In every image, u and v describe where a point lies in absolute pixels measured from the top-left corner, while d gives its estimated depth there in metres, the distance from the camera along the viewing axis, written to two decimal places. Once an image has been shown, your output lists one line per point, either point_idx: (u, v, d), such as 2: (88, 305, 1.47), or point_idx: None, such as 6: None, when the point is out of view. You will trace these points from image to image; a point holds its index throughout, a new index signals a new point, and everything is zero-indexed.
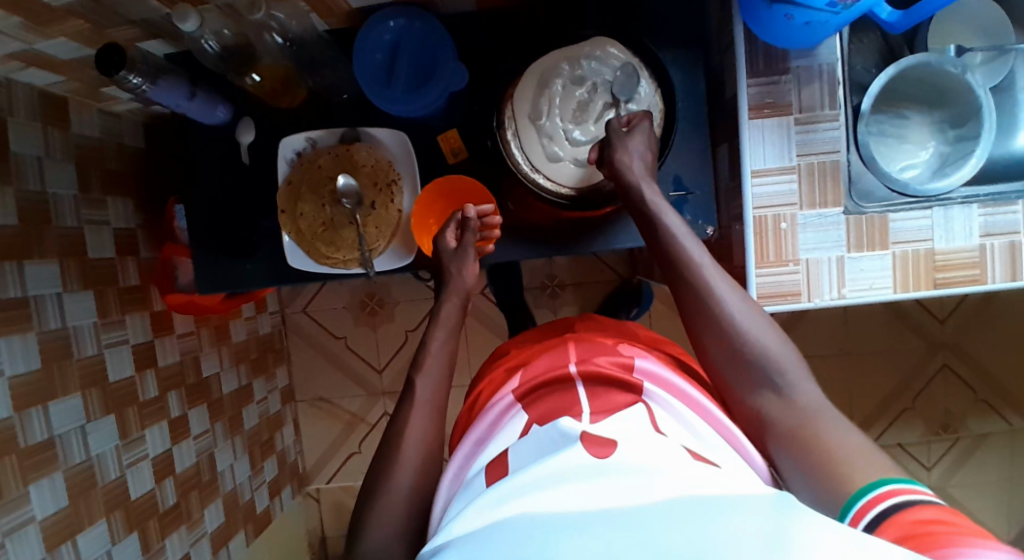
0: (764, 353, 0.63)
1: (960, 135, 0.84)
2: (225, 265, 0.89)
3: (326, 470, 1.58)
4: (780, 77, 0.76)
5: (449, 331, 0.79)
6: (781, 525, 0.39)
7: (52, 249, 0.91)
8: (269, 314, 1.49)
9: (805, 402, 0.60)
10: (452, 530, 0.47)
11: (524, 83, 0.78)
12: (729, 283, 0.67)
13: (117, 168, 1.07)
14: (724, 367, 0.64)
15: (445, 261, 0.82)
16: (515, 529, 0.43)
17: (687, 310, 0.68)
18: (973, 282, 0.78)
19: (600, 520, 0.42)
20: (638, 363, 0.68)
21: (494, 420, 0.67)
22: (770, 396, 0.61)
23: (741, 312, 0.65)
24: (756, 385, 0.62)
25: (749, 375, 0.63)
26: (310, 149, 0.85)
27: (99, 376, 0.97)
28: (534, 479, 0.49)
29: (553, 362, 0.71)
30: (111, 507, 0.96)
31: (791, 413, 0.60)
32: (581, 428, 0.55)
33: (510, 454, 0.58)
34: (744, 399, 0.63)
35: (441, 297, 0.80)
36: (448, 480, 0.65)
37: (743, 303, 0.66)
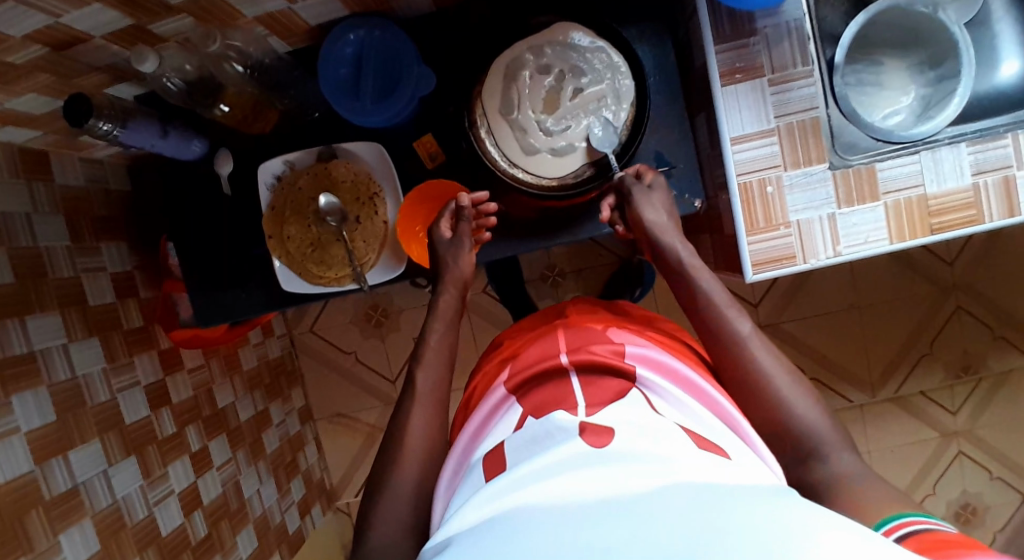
0: (805, 423, 0.62)
1: (941, 74, 0.82)
2: (222, 297, 0.89)
3: (353, 483, 1.60)
4: (748, 39, 0.75)
5: (450, 322, 0.80)
6: (784, 512, 0.39)
7: (52, 302, 0.92)
8: (277, 338, 1.50)
9: (849, 468, 0.60)
10: (454, 531, 0.47)
11: (492, 76, 0.78)
12: (770, 350, 0.67)
13: (107, 213, 1.08)
14: (766, 439, 0.64)
15: (440, 249, 0.82)
16: (516, 523, 0.43)
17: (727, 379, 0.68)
18: (970, 223, 0.77)
19: (596, 509, 0.42)
20: (629, 348, 0.68)
21: (487, 415, 0.67)
22: (817, 467, 0.61)
23: (783, 382, 0.64)
24: (800, 459, 0.62)
25: (793, 449, 0.62)
26: (289, 172, 0.85)
27: (115, 419, 0.98)
28: (534, 471, 0.49)
29: (544, 352, 0.71)
30: (143, 545, 0.98)
31: (828, 475, 0.60)
32: (579, 420, 0.55)
33: (507, 448, 0.57)
34: (789, 472, 0.63)
35: (439, 288, 0.81)
36: (443, 485, 0.65)
37: (784, 372, 0.66)
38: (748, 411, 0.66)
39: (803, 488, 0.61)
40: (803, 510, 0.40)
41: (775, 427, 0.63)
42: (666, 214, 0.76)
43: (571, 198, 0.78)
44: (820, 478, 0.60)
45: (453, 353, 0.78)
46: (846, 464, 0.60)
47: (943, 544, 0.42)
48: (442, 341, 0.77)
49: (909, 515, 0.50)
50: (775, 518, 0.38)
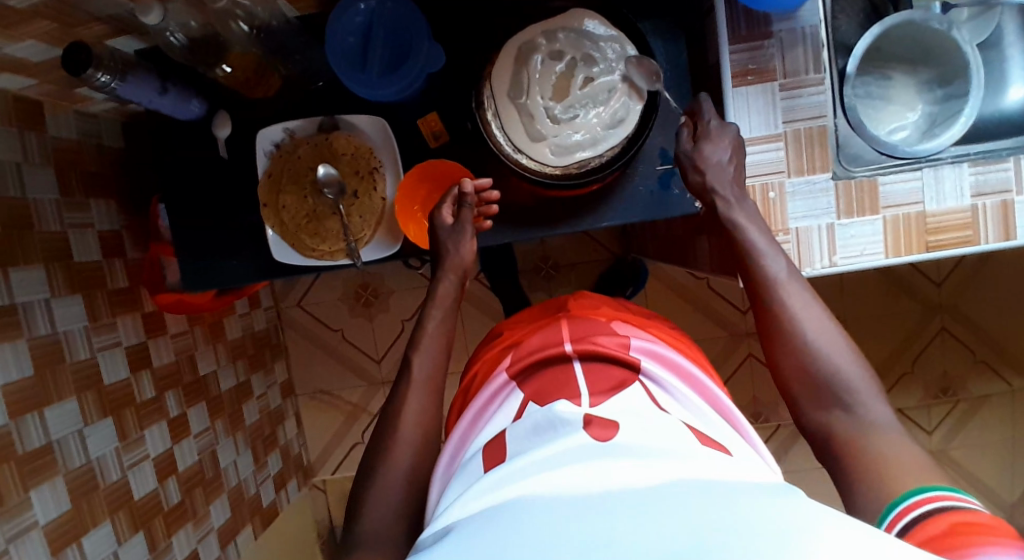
0: (834, 368, 0.64)
1: (948, 93, 0.82)
2: (212, 264, 0.87)
3: (330, 461, 1.59)
4: (762, 42, 0.74)
5: (446, 311, 0.79)
6: (788, 510, 0.39)
7: (37, 255, 0.90)
8: (263, 309, 1.48)
9: (872, 417, 0.61)
10: (455, 518, 0.46)
11: (504, 57, 0.76)
12: (807, 298, 0.68)
13: (100, 170, 1.06)
14: (792, 382, 0.66)
15: (441, 237, 0.80)
16: (517, 511, 0.42)
17: (764, 321, 0.69)
18: (966, 244, 0.77)
19: (593, 500, 0.42)
20: (635, 341, 0.68)
21: (485, 403, 0.67)
22: (840, 413, 0.63)
23: (817, 328, 0.66)
24: (824, 404, 0.64)
25: (821, 394, 0.64)
26: (289, 140, 0.83)
27: (94, 378, 0.97)
28: (537, 461, 0.49)
29: (547, 339, 0.70)
30: (115, 507, 0.96)
31: (856, 427, 0.61)
32: (583, 412, 0.54)
33: (507, 438, 0.57)
34: (814, 418, 0.65)
35: (438, 275, 0.80)
36: (442, 465, 0.65)
37: (818, 320, 0.67)
38: (779, 355, 0.68)
39: (825, 435, 0.63)
40: (805, 509, 0.39)
41: (803, 373, 0.65)
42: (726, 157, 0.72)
43: (569, 187, 0.80)
44: (842, 428, 0.62)
45: (450, 343, 0.78)
46: (872, 412, 0.62)
47: (971, 530, 0.43)
48: (438, 329, 0.77)
49: (937, 488, 0.50)
50: (776, 512, 0.38)
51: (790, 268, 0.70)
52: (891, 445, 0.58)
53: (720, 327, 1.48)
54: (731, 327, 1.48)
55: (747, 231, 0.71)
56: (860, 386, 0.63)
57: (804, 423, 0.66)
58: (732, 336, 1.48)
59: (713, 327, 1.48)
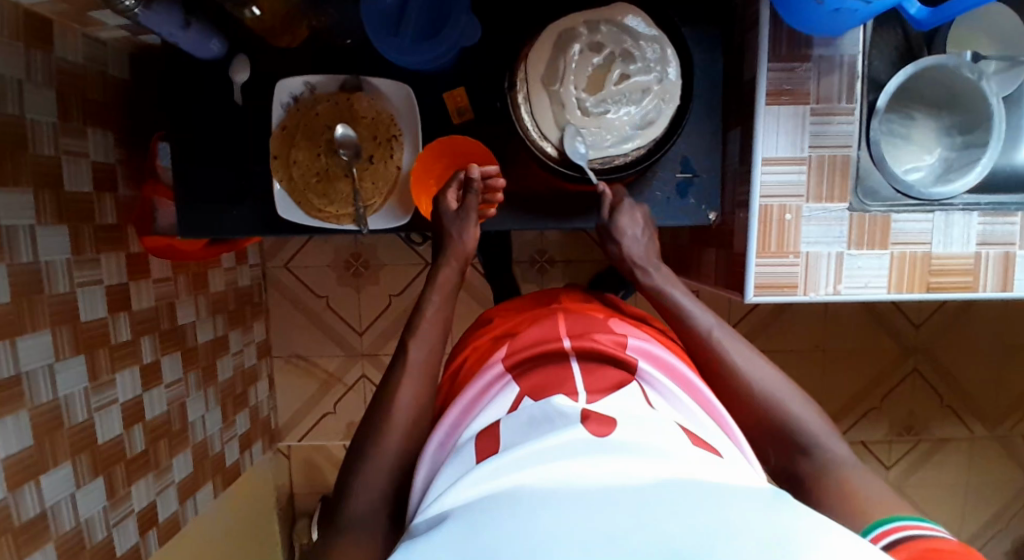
0: (789, 415, 0.65)
1: (968, 141, 0.84)
2: (209, 211, 0.83)
3: (299, 428, 1.57)
4: (799, 64, 0.75)
5: (445, 297, 0.77)
6: (780, 518, 0.39)
7: (27, 178, 0.86)
8: (249, 266, 1.45)
9: (834, 456, 0.62)
10: (449, 506, 0.45)
11: (542, 42, 0.75)
12: (744, 350, 0.68)
13: (102, 99, 1.02)
14: (750, 433, 0.66)
15: (445, 222, 0.78)
16: (513, 504, 0.41)
17: (710, 381, 0.69)
18: (964, 289, 0.80)
19: (593, 498, 0.41)
20: (632, 340, 0.67)
21: (480, 393, 0.65)
22: (803, 459, 0.63)
23: (763, 381, 0.66)
24: (787, 450, 0.64)
25: (780, 440, 0.64)
26: (308, 95, 0.81)
27: (71, 314, 0.93)
28: (531, 453, 0.48)
29: (546, 334, 0.69)
30: (77, 448, 0.93)
31: (820, 470, 0.62)
32: (582, 407, 0.53)
33: (501, 428, 0.55)
34: (782, 466, 0.65)
35: (441, 260, 0.78)
36: (430, 447, 0.63)
37: (759, 368, 0.67)
38: (732, 413, 0.67)
39: (795, 479, 0.64)
40: (798, 518, 0.39)
41: (761, 425, 0.65)
42: (639, 233, 0.78)
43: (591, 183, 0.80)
44: (808, 472, 0.63)
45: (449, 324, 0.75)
46: (832, 451, 0.62)
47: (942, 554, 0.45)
48: (438, 314, 0.74)
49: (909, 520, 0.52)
50: (770, 520, 0.39)
51: (725, 326, 0.71)
52: (857, 482, 0.59)
53: None
54: None
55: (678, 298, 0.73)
56: (815, 428, 0.64)
57: (775, 468, 0.66)
58: None
59: None
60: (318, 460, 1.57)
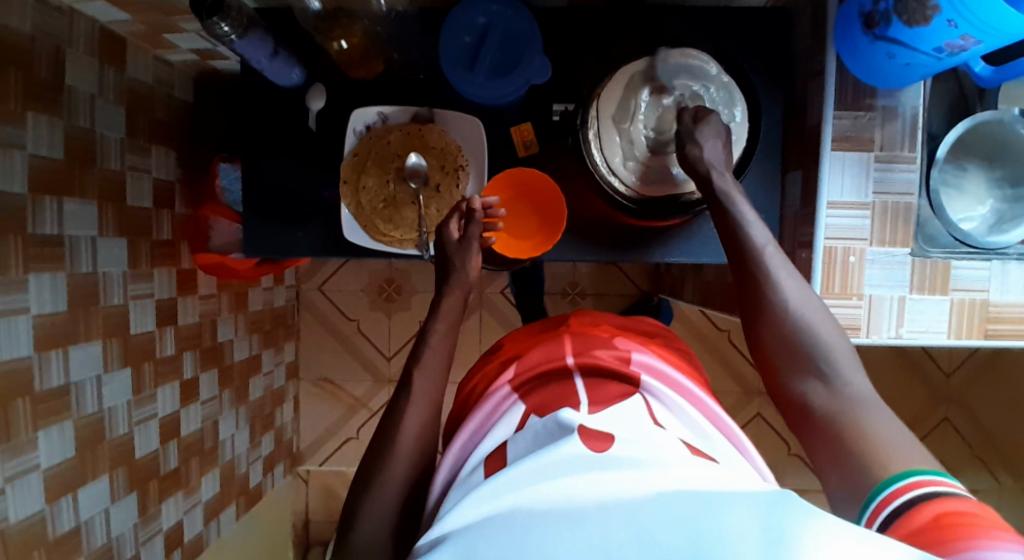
0: (813, 337, 0.61)
1: (1018, 194, 0.86)
2: (275, 229, 0.84)
3: (320, 453, 1.56)
4: (864, 113, 0.78)
5: (450, 325, 0.75)
6: (779, 523, 0.39)
7: (93, 190, 0.86)
8: (285, 287, 1.45)
9: (853, 391, 0.58)
10: (450, 523, 0.45)
11: (613, 84, 0.78)
12: (789, 268, 0.65)
13: (167, 119, 1.04)
14: (770, 349, 0.63)
15: (449, 255, 0.77)
16: (516, 522, 0.42)
17: (742, 291, 0.67)
18: (1022, 336, 0.81)
19: (596, 513, 0.41)
20: (635, 356, 0.68)
21: (491, 410, 0.65)
22: (816, 385, 0.60)
23: (800, 300, 0.63)
24: (801, 372, 0.61)
25: (799, 361, 0.61)
26: (381, 124, 0.82)
27: (122, 326, 0.93)
28: (533, 470, 0.48)
29: (551, 353, 0.70)
30: (116, 462, 0.92)
31: (837, 400, 0.58)
32: (580, 420, 0.54)
33: (508, 448, 0.55)
34: (790, 389, 0.62)
35: (443, 288, 0.76)
36: (442, 472, 0.63)
37: (799, 289, 0.64)
38: (756, 328, 0.65)
39: (803, 405, 0.60)
40: (798, 521, 0.39)
41: (782, 343, 0.62)
42: (716, 143, 0.72)
43: (655, 216, 0.81)
44: (820, 401, 0.59)
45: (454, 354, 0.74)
46: (852, 384, 0.59)
47: (957, 522, 0.43)
48: (441, 342, 0.72)
49: (917, 474, 0.49)
50: (771, 522, 0.39)
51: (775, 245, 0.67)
52: (875, 423, 0.55)
53: (734, 383, 1.49)
54: (745, 383, 1.49)
55: (732, 203, 0.69)
56: (840, 358, 0.60)
57: (779, 391, 0.63)
58: (744, 393, 1.49)
59: (727, 380, 1.49)
60: (337, 485, 1.56)
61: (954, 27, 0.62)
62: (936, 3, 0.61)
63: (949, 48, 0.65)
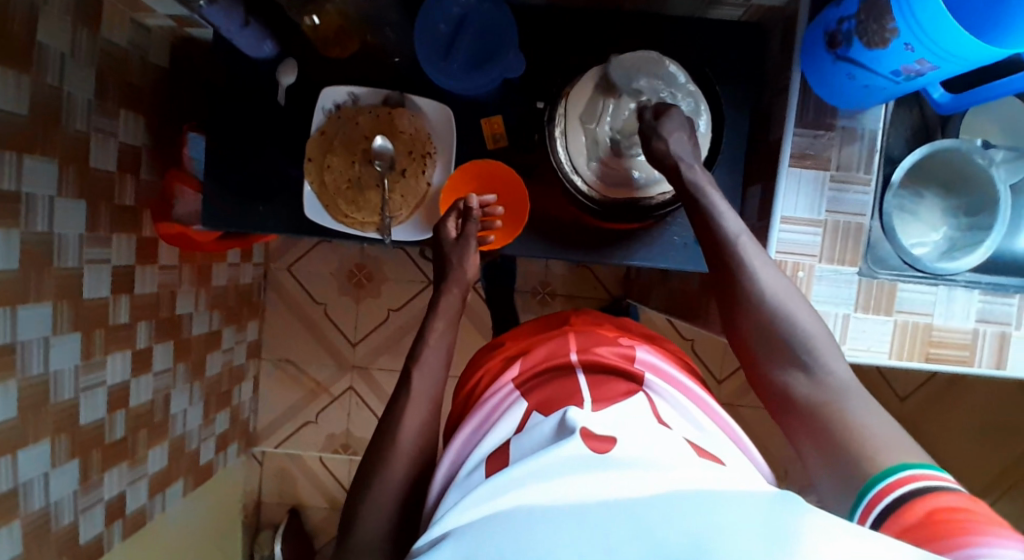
0: (792, 325, 0.61)
1: (972, 223, 0.88)
2: (236, 201, 0.83)
3: (277, 434, 1.55)
4: (825, 132, 0.79)
5: (448, 323, 0.76)
6: (781, 521, 0.38)
7: (55, 149, 0.85)
8: (253, 265, 1.44)
9: (835, 380, 0.58)
10: (451, 523, 0.45)
11: (583, 84, 0.80)
12: (764, 258, 0.65)
13: (139, 83, 1.03)
14: (749, 341, 0.63)
15: (446, 252, 0.80)
16: (513, 519, 0.41)
17: (721, 283, 0.67)
18: (961, 362, 0.83)
19: (594, 510, 0.41)
20: (639, 355, 0.69)
21: (494, 407, 0.65)
22: (800, 376, 0.59)
23: (776, 290, 0.63)
24: (782, 361, 0.61)
25: (780, 351, 0.61)
26: (351, 105, 0.83)
27: (75, 289, 0.91)
28: (530, 471, 0.47)
29: (555, 350, 0.71)
30: (58, 427, 0.90)
31: (819, 388, 0.58)
32: (584, 420, 0.53)
33: (511, 446, 0.55)
34: (773, 380, 0.61)
35: (441, 288, 0.78)
36: (442, 469, 0.63)
37: (776, 279, 0.64)
38: (737, 321, 0.65)
39: (785, 394, 0.60)
40: (806, 523, 0.38)
41: (762, 334, 0.62)
42: (683, 137, 0.73)
43: (627, 217, 0.82)
44: (802, 390, 0.58)
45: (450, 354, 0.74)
46: (833, 371, 0.58)
47: (945, 517, 0.43)
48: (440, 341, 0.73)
49: (905, 469, 0.48)
50: (773, 521, 0.38)
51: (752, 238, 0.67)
52: (858, 410, 0.55)
53: None
54: None
55: (707, 194, 0.70)
56: (820, 345, 0.60)
57: (762, 382, 0.62)
58: None
59: None
60: (292, 469, 1.55)
61: (911, 51, 0.63)
62: (894, 25, 0.63)
63: (905, 72, 0.67)
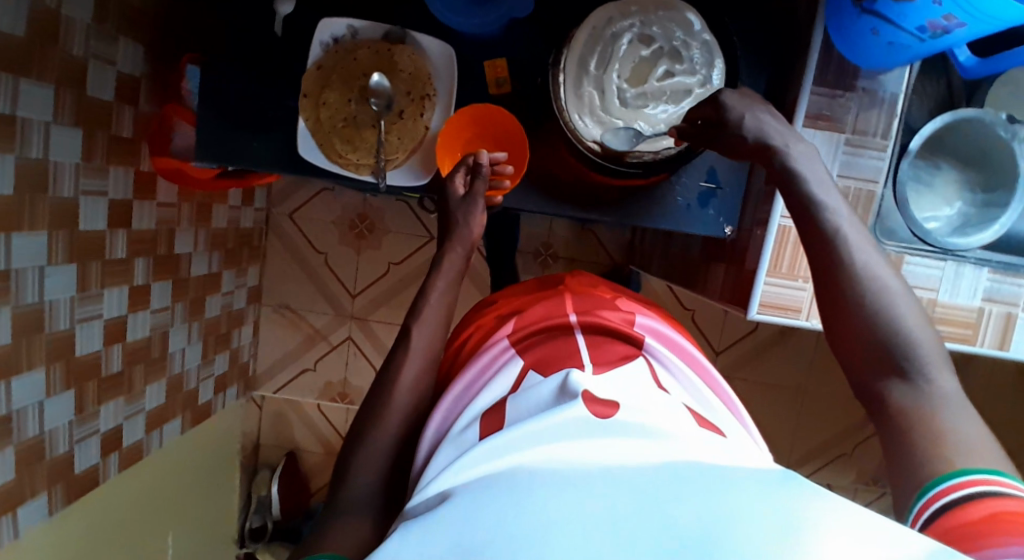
0: (902, 329, 0.56)
1: (988, 200, 0.84)
2: (230, 137, 0.81)
3: (276, 379, 1.57)
4: (844, 93, 0.76)
5: (450, 284, 0.75)
6: (787, 507, 0.36)
7: (51, 73, 0.84)
8: (254, 209, 1.44)
9: (939, 391, 0.53)
10: (453, 478, 0.44)
11: (592, 22, 0.75)
12: (870, 250, 0.60)
13: (139, 11, 1.00)
14: (850, 341, 0.58)
15: (451, 208, 0.77)
16: (512, 482, 0.40)
17: (819, 271, 0.61)
18: (963, 341, 0.82)
19: (594, 478, 0.39)
20: (639, 319, 0.68)
21: (488, 363, 0.64)
22: (900, 385, 0.54)
23: (885, 287, 0.58)
24: (885, 369, 0.56)
25: (883, 356, 0.56)
26: (349, 39, 0.80)
27: (70, 220, 0.91)
28: (526, 434, 0.47)
29: (553, 310, 0.70)
30: (53, 357, 0.91)
31: (922, 400, 0.53)
32: (586, 385, 0.52)
33: (507, 405, 0.54)
34: (865, 384, 0.57)
35: (446, 244, 0.77)
36: (429, 430, 0.60)
37: (888, 277, 0.59)
38: (837, 320, 0.59)
39: (881, 402, 0.55)
40: (814, 506, 0.37)
41: (865, 337, 0.57)
42: (768, 116, 0.68)
43: (631, 175, 0.80)
44: (903, 400, 0.54)
45: (450, 314, 0.73)
46: (940, 384, 0.54)
47: (1004, 520, 0.41)
48: (440, 301, 0.72)
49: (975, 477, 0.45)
50: (769, 509, 0.36)
51: (856, 226, 0.62)
52: (963, 425, 0.51)
53: None
54: None
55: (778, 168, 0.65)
56: (929, 354, 0.55)
57: (861, 388, 0.58)
58: None
59: None
60: (288, 414, 1.58)
61: (939, 6, 0.59)
62: None
63: (931, 28, 0.63)
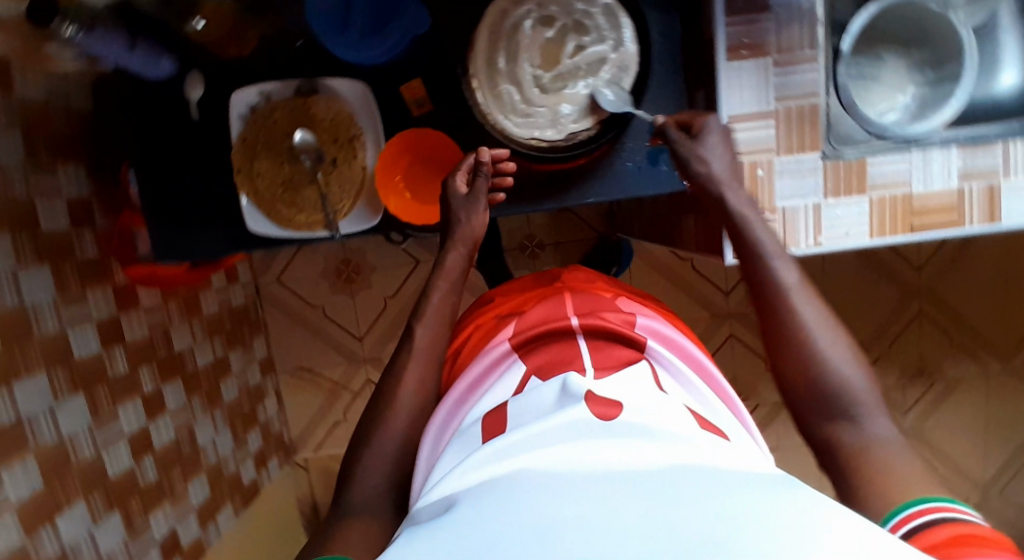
0: (838, 376, 0.61)
1: (940, 76, 0.83)
2: (182, 233, 0.83)
3: (311, 440, 1.59)
4: (759, 15, 0.74)
5: (451, 284, 0.74)
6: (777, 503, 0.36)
7: (3, 221, 0.85)
8: (241, 284, 1.45)
9: (876, 434, 0.59)
10: (452, 484, 0.44)
11: (489, 19, 0.75)
12: (807, 296, 0.65)
13: (70, 133, 1.02)
14: (795, 388, 0.63)
15: (452, 206, 0.77)
16: (510, 484, 0.40)
17: (761, 322, 0.67)
18: (950, 226, 0.79)
19: (594, 481, 0.39)
20: (640, 320, 0.67)
21: (483, 371, 0.64)
22: (844, 427, 0.60)
23: (823, 336, 0.63)
24: (828, 415, 0.61)
25: (824, 404, 0.61)
26: (264, 103, 0.80)
27: (64, 354, 0.93)
28: (527, 437, 0.47)
29: (550, 313, 0.69)
30: (88, 486, 0.94)
31: (861, 442, 0.58)
32: (588, 387, 0.52)
33: (511, 405, 0.54)
34: (814, 428, 0.62)
35: (447, 245, 0.76)
36: (425, 450, 0.61)
37: (824, 322, 0.64)
38: (786, 364, 0.64)
39: (828, 445, 0.60)
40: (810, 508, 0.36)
41: (808, 383, 0.62)
42: (722, 163, 0.72)
43: (564, 157, 0.80)
44: (848, 441, 0.59)
45: (454, 316, 0.74)
46: (876, 428, 0.59)
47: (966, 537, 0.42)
48: (444, 300, 0.73)
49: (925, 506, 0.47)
50: (769, 510, 0.35)
51: (790, 266, 0.67)
52: (898, 457, 0.56)
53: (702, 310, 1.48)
54: (710, 307, 1.49)
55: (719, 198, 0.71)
56: (865, 399, 0.60)
57: (808, 432, 0.62)
58: (714, 318, 1.49)
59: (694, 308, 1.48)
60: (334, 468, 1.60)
61: None
62: None
63: None
